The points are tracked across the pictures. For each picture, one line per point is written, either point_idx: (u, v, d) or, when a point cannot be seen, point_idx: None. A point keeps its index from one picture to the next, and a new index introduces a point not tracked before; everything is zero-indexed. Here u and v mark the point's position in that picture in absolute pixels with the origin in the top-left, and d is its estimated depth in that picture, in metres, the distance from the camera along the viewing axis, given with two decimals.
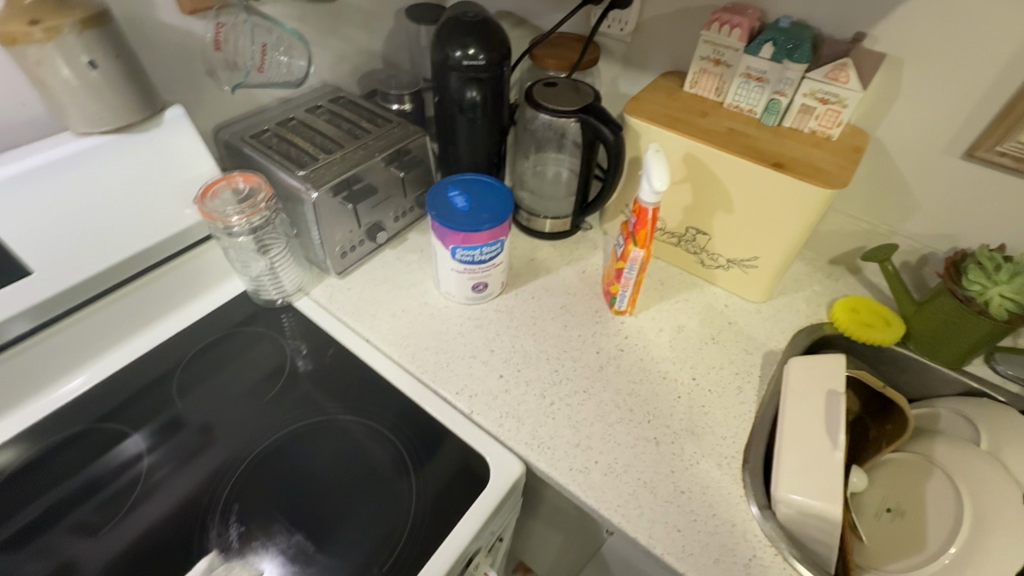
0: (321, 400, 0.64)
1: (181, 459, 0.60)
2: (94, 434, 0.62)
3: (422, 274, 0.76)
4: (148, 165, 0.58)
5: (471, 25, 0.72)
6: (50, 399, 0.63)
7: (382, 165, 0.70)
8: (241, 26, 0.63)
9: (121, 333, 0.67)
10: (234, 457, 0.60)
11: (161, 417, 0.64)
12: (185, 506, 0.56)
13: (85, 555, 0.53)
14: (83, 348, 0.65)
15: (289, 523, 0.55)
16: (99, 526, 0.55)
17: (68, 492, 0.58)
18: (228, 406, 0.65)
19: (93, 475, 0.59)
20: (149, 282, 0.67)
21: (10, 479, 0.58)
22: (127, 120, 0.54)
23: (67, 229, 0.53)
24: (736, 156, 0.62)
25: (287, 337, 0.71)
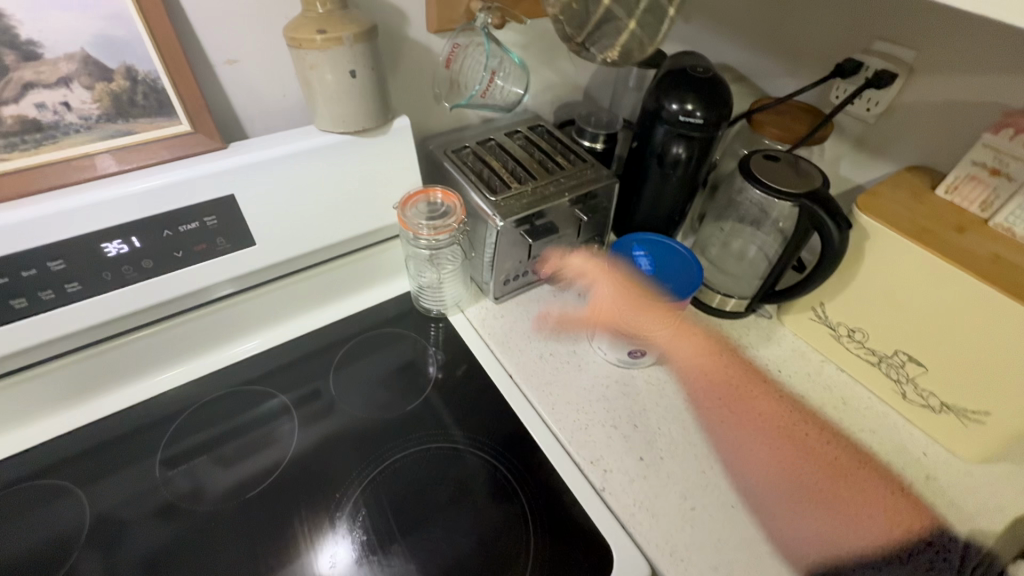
0: (441, 411, 0.65)
1: (320, 412, 0.65)
2: (253, 392, 0.67)
3: (576, 319, 0.73)
4: (365, 166, 0.61)
5: (696, 80, 0.67)
6: (227, 353, 0.69)
7: (568, 204, 0.69)
8: (474, 49, 0.65)
9: (295, 308, 0.72)
10: (357, 440, 0.62)
11: (310, 393, 0.68)
12: (313, 492, 0.57)
13: (225, 484, 0.58)
14: (264, 315, 0.70)
15: (406, 546, 0.54)
16: (236, 458, 0.61)
17: (222, 431, 0.63)
18: (355, 400, 0.67)
19: (243, 430, 0.64)
20: (334, 267, 0.71)
21: (184, 414, 0.64)
22: (363, 125, 0.57)
23: (289, 212, 0.58)
24: (1004, 295, 0.50)
25: (429, 343, 0.73)
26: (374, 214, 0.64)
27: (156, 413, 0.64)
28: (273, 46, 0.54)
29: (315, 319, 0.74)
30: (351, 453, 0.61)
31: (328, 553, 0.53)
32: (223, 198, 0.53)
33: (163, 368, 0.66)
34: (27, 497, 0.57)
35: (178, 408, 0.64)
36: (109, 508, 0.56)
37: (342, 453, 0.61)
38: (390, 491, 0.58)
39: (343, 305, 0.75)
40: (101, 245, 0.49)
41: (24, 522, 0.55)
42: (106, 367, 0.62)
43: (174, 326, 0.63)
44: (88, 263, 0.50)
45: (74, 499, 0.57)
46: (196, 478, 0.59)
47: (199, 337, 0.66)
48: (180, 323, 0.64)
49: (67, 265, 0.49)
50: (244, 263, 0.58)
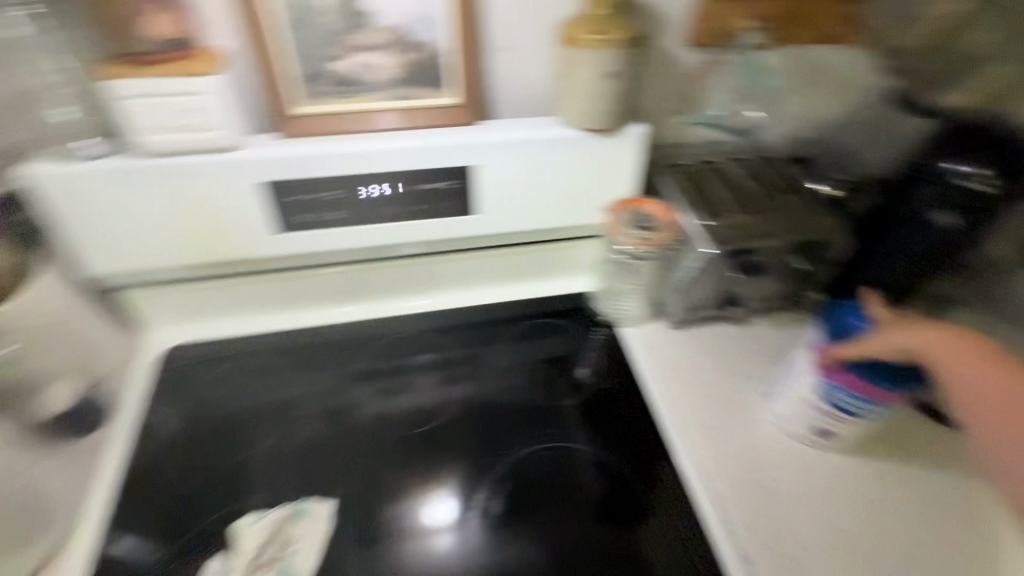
0: (570, 416, 0.63)
1: (463, 377, 0.67)
2: (411, 345, 0.70)
3: (756, 371, 0.67)
4: (588, 164, 0.62)
5: (990, 141, 0.56)
6: (397, 305, 0.73)
7: (784, 248, 0.64)
8: (730, 70, 0.65)
9: (468, 281, 0.73)
10: (488, 417, 0.63)
11: (461, 360, 0.69)
12: (447, 456, 0.59)
13: (372, 411, 0.63)
14: (439, 280, 0.72)
15: (519, 548, 0.53)
16: (389, 392, 0.65)
17: (376, 366, 0.67)
18: (496, 377, 0.67)
19: (396, 376, 0.67)
20: (516, 253, 0.71)
21: (349, 346, 0.69)
22: (601, 125, 0.59)
23: (510, 193, 0.62)
24: None
25: (575, 344, 0.71)
26: (581, 211, 0.65)
27: (326, 338, 0.69)
28: (542, 41, 0.59)
29: (479, 296, 0.74)
30: (480, 428, 0.62)
31: (439, 506, 0.55)
32: (461, 167, 0.58)
33: (358, 300, 0.71)
34: (241, 367, 0.65)
35: (345, 339, 0.69)
36: (290, 399, 0.63)
37: (472, 424, 0.62)
38: (508, 479, 0.57)
39: (518, 287, 0.75)
40: (359, 187, 0.57)
41: (228, 389, 0.64)
42: (319, 288, 0.68)
43: (380, 267, 0.68)
44: (354, 198, 0.57)
45: (271, 386, 0.64)
46: (349, 398, 0.64)
47: (381, 283, 0.70)
48: (390, 265, 0.68)
49: (340, 196, 0.57)
50: (458, 229, 0.62)
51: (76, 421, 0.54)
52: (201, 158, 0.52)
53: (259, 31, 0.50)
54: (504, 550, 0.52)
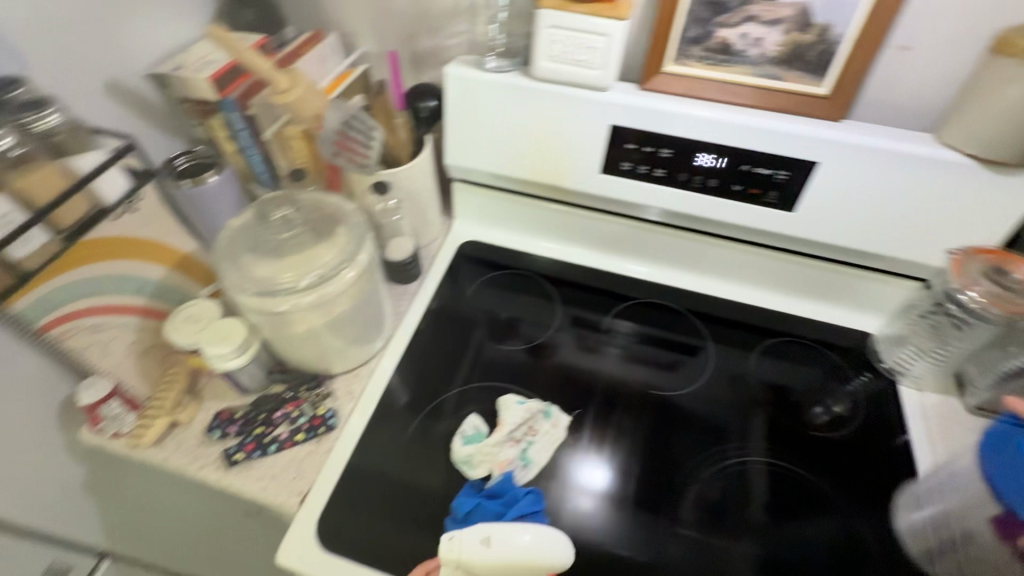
0: (780, 453, 0.57)
1: (652, 360, 0.66)
2: (651, 312, 0.70)
3: None
4: (954, 198, 0.54)
5: None
6: (651, 272, 0.74)
7: None
8: None
9: (733, 275, 0.71)
10: (676, 414, 0.60)
11: (682, 350, 0.67)
12: (644, 432, 0.58)
13: (568, 357, 0.65)
14: (705, 263, 0.71)
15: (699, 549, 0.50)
16: (589, 345, 0.67)
17: (584, 317, 0.70)
18: (710, 380, 0.64)
19: (611, 341, 0.68)
20: (802, 263, 0.66)
21: (600, 292, 0.72)
22: (1000, 157, 0.50)
23: (844, 202, 0.57)
24: None
25: (793, 374, 0.65)
26: (916, 245, 0.58)
27: (584, 279, 0.74)
28: (961, 48, 0.51)
29: (737, 293, 0.71)
30: (665, 421, 0.59)
31: (589, 469, 0.55)
32: (806, 162, 0.56)
33: (601, 252, 0.74)
34: (501, 281, 0.74)
35: (599, 284, 0.73)
36: (517, 319, 0.70)
37: (656, 414, 0.60)
38: (692, 481, 0.55)
39: (767, 297, 0.71)
40: (696, 154, 0.59)
41: (486, 293, 0.72)
42: (588, 231, 0.73)
43: (626, 228, 0.71)
44: (682, 161, 0.60)
45: (526, 302, 0.72)
46: (557, 338, 0.67)
47: (648, 247, 0.72)
48: (642, 228, 0.70)
49: (670, 155, 0.60)
50: (768, 221, 0.61)
51: (401, 271, 0.68)
52: (572, 91, 0.58)
53: None
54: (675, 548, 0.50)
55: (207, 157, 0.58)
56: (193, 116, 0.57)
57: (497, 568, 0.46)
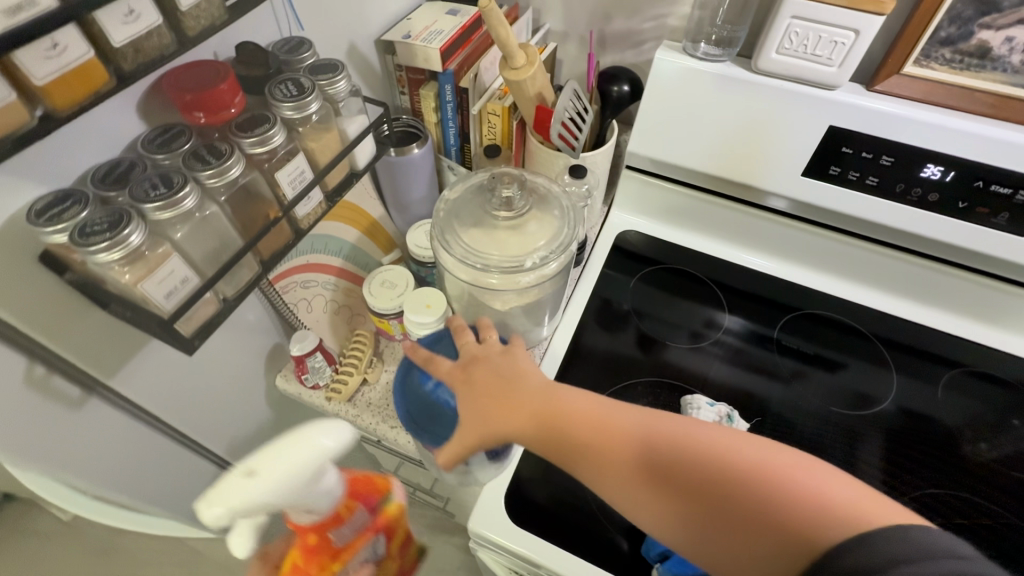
0: (927, 484, 0.56)
1: (760, 364, 0.66)
2: (814, 323, 0.69)
3: None
4: None
5: None
6: (821, 282, 0.72)
7: None
8: None
9: (914, 293, 0.69)
10: (810, 437, 0.59)
11: (825, 370, 0.65)
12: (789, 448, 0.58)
13: (681, 354, 0.66)
14: (886, 277, 0.69)
15: None
16: (698, 340, 0.68)
17: (699, 313, 0.71)
18: (847, 404, 0.62)
19: (752, 352, 0.67)
20: (1001, 290, 0.63)
21: (764, 298, 0.72)
22: None
23: None
24: None
25: (954, 407, 0.62)
26: None
27: (746, 283, 0.73)
28: None
29: (915, 312, 0.69)
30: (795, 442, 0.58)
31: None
32: None
33: (726, 243, 0.75)
34: (654, 275, 0.74)
35: (765, 290, 0.72)
36: (639, 310, 0.70)
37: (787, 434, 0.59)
38: None
39: (903, 305, 0.70)
40: (924, 165, 0.55)
41: (626, 282, 0.73)
42: (725, 223, 0.73)
43: (756, 219, 0.71)
44: (903, 171, 0.56)
45: (684, 302, 0.71)
46: (670, 333, 0.68)
47: (823, 255, 0.70)
48: (768, 220, 0.70)
49: (891, 163, 0.56)
50: (988, 242, 0.57)
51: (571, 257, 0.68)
52: (795, 86, 0.56)
53: None
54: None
55: (410, 125, 0.60)
56: (405, 85, 0.59)
57: (277, 494, 0.32)
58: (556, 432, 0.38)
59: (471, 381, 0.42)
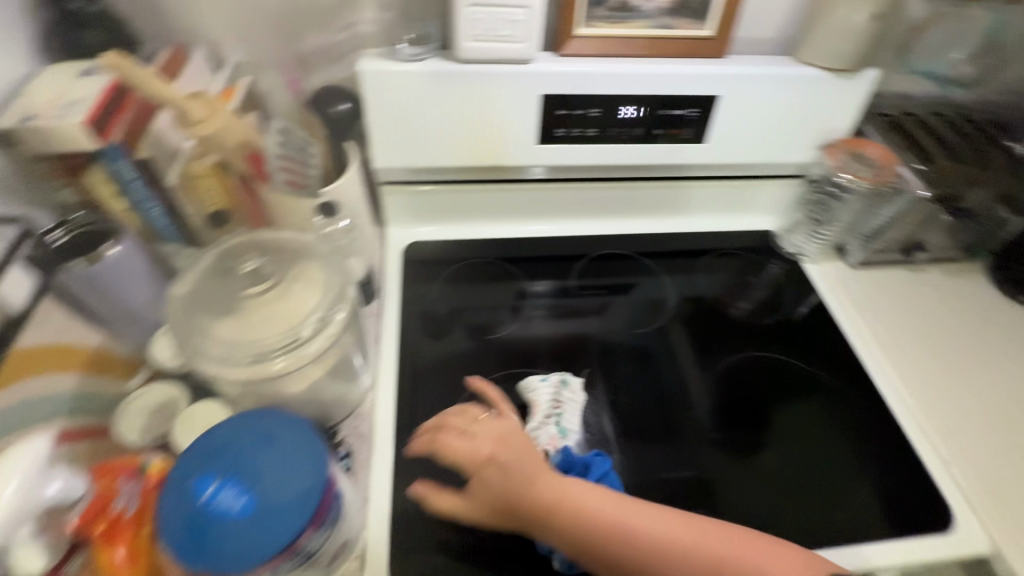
0: (718, 349, 0.69)
1: (574, 311, 0.71)
2: (597, 261, 0.77)
3: (934, 311, 0.72)
4: (815, 104, 0.66)
5: None
6: (589, 225, 0.80)
7: (986, 196, 0.69)
8: (947, 28, 0.70)
9: (656, 210, 0.80)
10: (631, 353, 0.67)
11: (623, 297, 0.73)
12: (614, 365, 0.65)
13: (509, 333, 0.67)
14: (633, 205, 0.79)
15: (700, 442, 0.59)
16: (516, 312, 0.70)
17: (505, 289, 0.72)
18: (647, 315, 0.72)
19: (563, 300, 0.72)
20: (712, 186, 0.77)
21: (551, 257, 0.77)
22: (841, 67, 0.63)
23: (743, 126, 0.67)
24: None
25: (715, 284, 0.76)
26: (795, 149, 0.71)
27: (533, 249, 0.77)
28: None
29: (662, 224, 0.81)
30: (622, 360, 0.66)
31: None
32: (709, 97, 0.64)
33: (502, 220, 0.78)
34: (452, 272, 0.73)
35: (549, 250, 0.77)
36: (455, 309, 0.69)
37: (614, 358, 0.66)
38: (671, 399, 0.62)
39: (658, 220, 0.81)
40: (621, 106, 0.63)
41: (433, 288, 0.71)
42: (495, 203, 0.76)
43: (518, 190, 0.74)
44: (609, 116, 0.64)
45: (484, 290, 0.72)
46: (493, 317, 0.69)
47: (581, 203, 0.77)
48: (525, 188, 0.74)
49: (599, 113, 0.64)
50: (687, 154, 0.69)
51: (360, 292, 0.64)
52: (499, 67, 0.58)
53: None
54: (679, 461, 0.57)
55: (88, 223, 0.46)
56: (61, 175, 0.46)
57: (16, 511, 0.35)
58: (567, 521, 0.43)
59: (491, 473, 0.46)
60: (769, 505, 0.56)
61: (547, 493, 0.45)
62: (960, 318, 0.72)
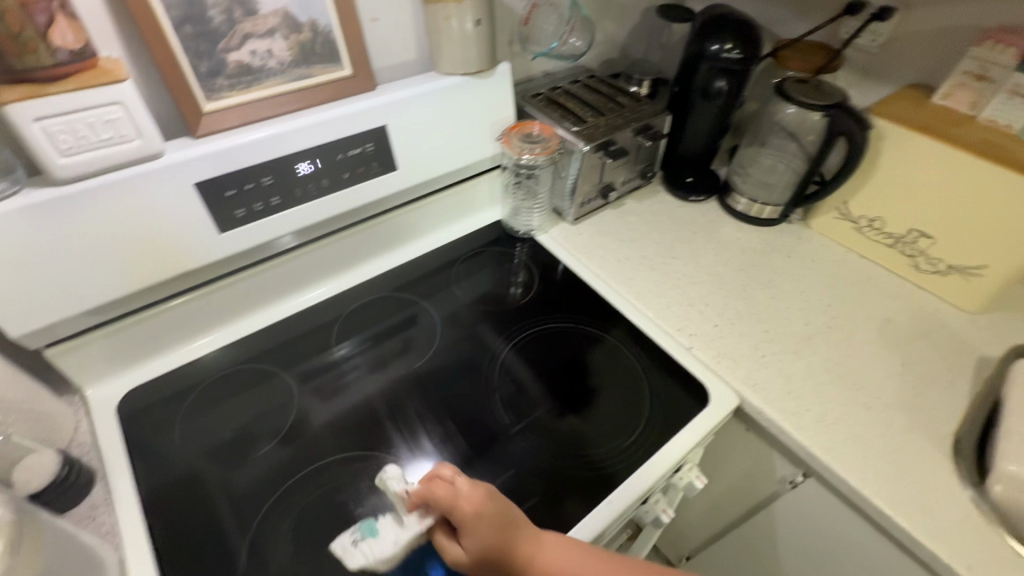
0: (496, 342, 0.73)
1: (389, 355, 0.71)
2: (356, 316, 0.75)
3: (641, 233, 0.87)
4: (475, 105, 0.73)
5: (733, 24, 0.80)
6: (334, 285, 0.77)
7: (631, 133, 0.82)
8: (549, 12, 0.80)
9: (395, 242, 0.81)
10: (421, 385, 0.68)
11: (395, 338, 0.74)
12: (412, 410, 0.65)
13: (322, 414, 0.64)
14: (368, 249, 0.78)
15: (510, 433, 0.63)
16: (331, 392, 0.67)
17: (310, 367, 0.69)
18: (423, 342, 0.73)
19: (336, 366, 0.70)
20: (432, 202, 0.80)
21: (308, 335, 0.73)
22: (478, 67, 0.70)
23: (424, 143, 0.70)
24: (1007, 171, 0.65)
25: (474, 287, 0.81)
26: (481, 147, 0.76)
27: (286, 335, 0.72)
28: (404, 7, 0.67)
29: (406, 252, 0.83)
30: (417, 396, 0.66)
31: (417, 471, 0.58)
32: (378, 129, 0.65)
33: (237, 318, 0.71)
34: (233, 382, 0.67)
35: (304, 328, 0.73)
36: (239, 426, 0.63)
37: (406, 397, 0.66)
38: (471, 411, 0.65)
39: (412, 246, 0.83)
40: (295, 165, 0.61)
41: (217, 411, 0.64)
42: (262, 286, 0.71)
43: (265, 271, 0.69)
44: (287, 179, 0.61)
45: (246, 398, 0.66)
46: (302, 407, 0.65)
47: (314, 268, 0.74)
48: (243, 278, 0.68)
49: (274, 180, 0.60)
50: (388, 185, 0.69)
51: (71, 489, 0.51)
52: (122, 173, 0.51)
53: (158, 28, 0.50)
54: (519, 445, 0.61)
55: None
56: None
57: None
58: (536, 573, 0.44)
59: (476, 528, 0.45)
60: (580, 457, 0.61)
61: (525, 548, 0.45)
62: (661, 231, 0.87)
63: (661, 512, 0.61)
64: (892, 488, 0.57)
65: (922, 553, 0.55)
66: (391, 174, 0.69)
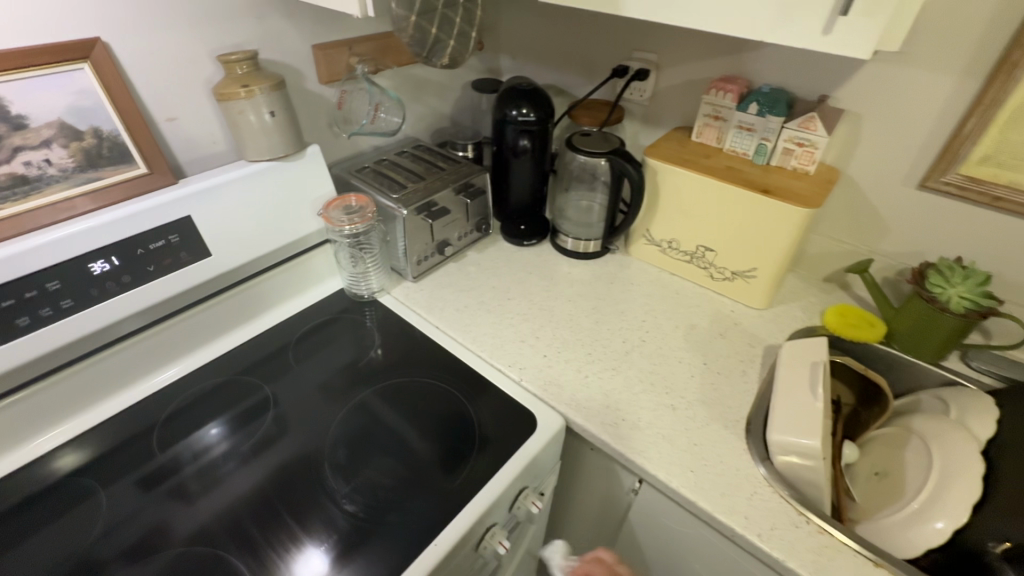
0: (338, 406, 0.74)
1: (241, 439, 0.70)
2: (188, 409, 0.73)
3: (480, 281, 0.93)
4: (289, 185, 0.77)
5: (525, 92, 0.92)
6: (165, 376, 0.76)
7: (452, 193, 0.90)
8: (359, 93, 0.87)
9: (231, 323, 0.82)
10: (256, 463, 0.67)
11: (230, 422, 0.72)
12: (242, 493, 0.63)
13: (141, 518, 0.61)
14: (199, 333, 0.79)
15: (343, 493, 0.63)
16: (193, 495, 0.63)
17: (147, 470, 0.66)
18: (261, 421, 0.72)
19: (162, 465, 0.67)
20: (265, 279, 0.83)
21: (132, 438, 0.69)
22: (285, 152, 0.75)
23: (238, 225, 0.73)
24: (748, 189, 0.78)
25: (319, 357, 0.82)
26: (304, 221, 0.80)
27: (106, 442, 0.68)
28: (203, 106, 0.71)
29: (245, 332, 0.84)
30: (250, 477, 0.65)
31: (306, 564, 0.56)
32: (182, 218, 0.67)
33: (47, 428, 0.67)
34: (44, 503, 0.62)
35: (128, 432, 0.70)
36: (41, 552, 0.58)
37: (238, 479, 0.65)
38: (306, 480, 0.64)
39: (252, 325, 0.85)
40: (87, 265, 0.61)
41: (26, 540, 0.59)
42: (78, 389, 0.68)
43: (75, 373, 0.67)
44: (79, 279, 0.61)
45: (51, 521, 0.60)
46: (123, 517, 0.61)
47: (137, 362, 0.73)
48: (48, 385, 0.66)
49: (62, 283, 0.60)
50: (203, 271, 0.70)
51: None
52: None
53: None
54: (352, 505, 0.61)
55: None
56: None
57: None
58: None
59: None
60: (414, 504, 0.62)
61: None
62: (499, 277, 0.94)
63: (498, 544, 0.63)
64: (696, 476, 0.64)
65: (726, 530, 0.61)
66: (203, 260, 0.70)
